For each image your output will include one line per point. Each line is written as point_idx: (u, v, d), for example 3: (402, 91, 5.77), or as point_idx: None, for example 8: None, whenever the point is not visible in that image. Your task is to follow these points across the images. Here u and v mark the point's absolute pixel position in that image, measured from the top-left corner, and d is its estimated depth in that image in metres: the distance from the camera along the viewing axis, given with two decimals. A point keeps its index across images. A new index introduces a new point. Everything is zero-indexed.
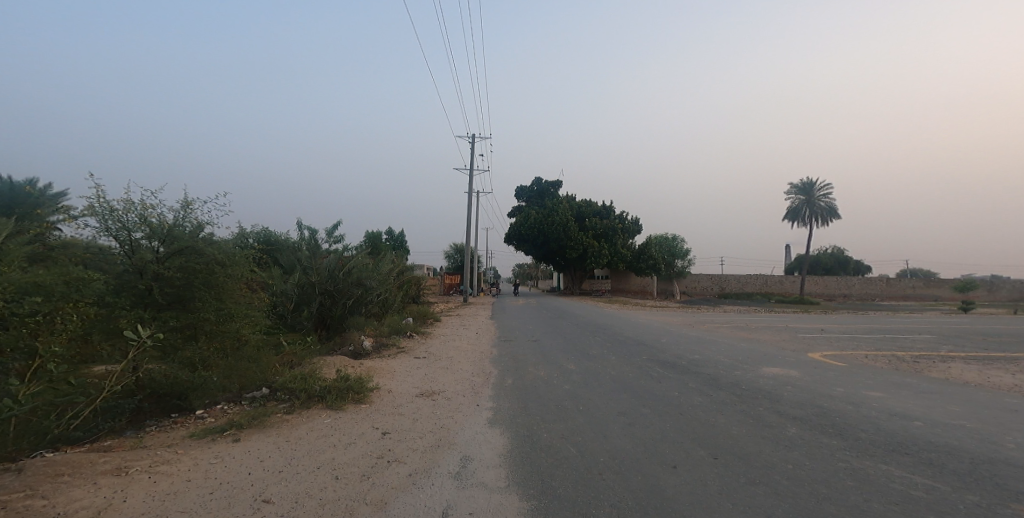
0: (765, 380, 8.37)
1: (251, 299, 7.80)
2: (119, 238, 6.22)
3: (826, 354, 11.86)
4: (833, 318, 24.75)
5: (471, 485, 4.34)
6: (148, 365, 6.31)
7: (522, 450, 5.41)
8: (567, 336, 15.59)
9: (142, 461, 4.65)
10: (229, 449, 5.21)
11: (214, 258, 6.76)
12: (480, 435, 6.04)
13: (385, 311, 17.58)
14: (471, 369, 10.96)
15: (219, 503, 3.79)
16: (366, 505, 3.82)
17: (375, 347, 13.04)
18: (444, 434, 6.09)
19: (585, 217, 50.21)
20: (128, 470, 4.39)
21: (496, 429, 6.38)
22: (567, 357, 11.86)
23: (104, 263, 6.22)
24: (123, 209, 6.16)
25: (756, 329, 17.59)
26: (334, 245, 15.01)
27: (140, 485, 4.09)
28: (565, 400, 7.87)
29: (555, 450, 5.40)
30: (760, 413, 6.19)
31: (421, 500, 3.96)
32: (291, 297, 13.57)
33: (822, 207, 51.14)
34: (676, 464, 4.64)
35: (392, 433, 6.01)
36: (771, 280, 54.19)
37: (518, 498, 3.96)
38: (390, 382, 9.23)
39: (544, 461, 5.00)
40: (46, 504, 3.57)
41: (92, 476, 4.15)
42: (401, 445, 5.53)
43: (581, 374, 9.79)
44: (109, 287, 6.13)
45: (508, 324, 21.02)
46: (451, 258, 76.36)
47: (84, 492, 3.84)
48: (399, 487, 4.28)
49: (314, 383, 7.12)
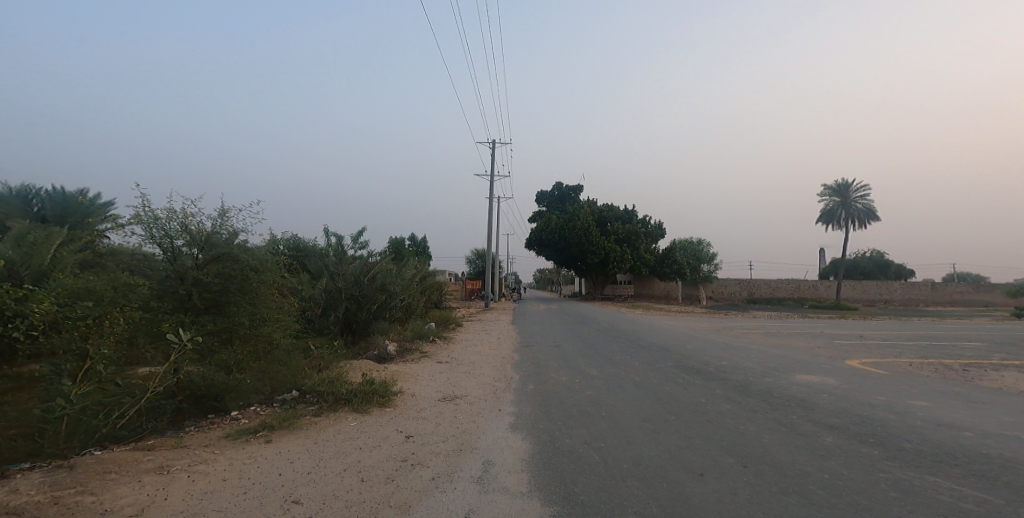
0: (800, 387, 8.13)
1: (282, 304, 7.95)
2: (162, 245, 6.48)
3: (866, 361, 11.44)
4: (877, 325, 23.88)
5: (493, 489, 4.33)
6: (187, 367, 6.50)
7: (544, 456, 5.37)
8: (589, 341, 15.48)
9: (182, 460, 4.77)
10: (261, 450, 5.31)
11: (248, 264, 6.92)
12: (502, 440, 6.02)
13: (408, 316, 17.74)
14: (494, 373, 10.96)
15: (251, 503, 3.86)
16: (390, 508, 3.84)
17: (399, 352, 13.16)
18: (465, 438, 6.08)
19: (606, 221, 49.77)
20: (170, 468, 4.51)
21: (518, 433, 6.37)
22: (589, 362, 11.78)
23: (148, 268, 6.47)
24: (166, 217, 6.41)
25: (789, 336, 17.14)
26: (359, 251, 15.26)
27: (179, 483, 4.19)
28: (588, 405, 7.80)
29: (577, 456, 5.35)
30: (793, 421, 6.02)
31: (443, 503, 3.96)
32: (319, 303, 14.04)
33: (860, 209, 49.69)
34: (703, 471, 4.56)
35: (415, 436, 6.05)
36: (806, 286, 52.77)
37: (539, 503, 3.94)
38: (414, 386, 9.32)
39: (567, 467, 4.95)
40: (95, 501, 3.69)
41: (137, 474, 4.28)
42: (425, 449, 5.56)
43: (604, 380, 9.71)
44: (153, 292, 6.37)
45: (531, 329, 21.01)
46: (473, 264, 77.15)
47: (130, 489, 3.96)
48: (422, 491, 4.29)
49: (340, 386, 7.21)
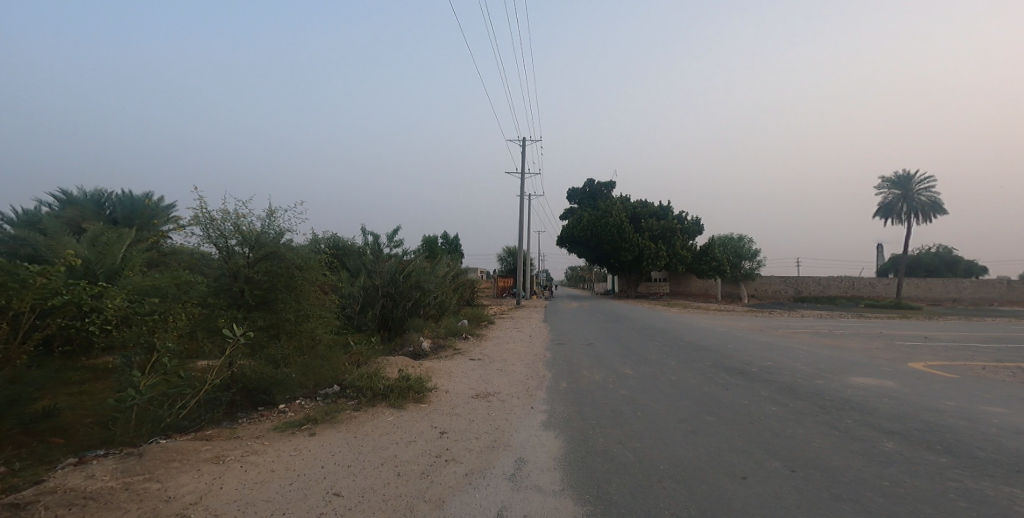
0: (855, 390, 7.77)
1: (324, 301, 8.19)
2: (218, 244, 6.84)
3: (930, 364, 10.82)
4: (941, 325, 22.56)
5: (525, 487, 4.30)
6: (240, 361, 6.78)
7: (577, 455, 5.32)
8: (623, 340, 15.26)
9: (235, 451, 4.96)
10: (306, 442, 5.46)
11: (293, 262, 7.17)
12: (534, 438, 5.99)
13: (442, 314, 17.93)
14: (527, 371, 10.94)
15: (296, 494, 3.96)
16: (424, 503, 3.86)
17: (433, 349, 13.33)
18: (498, 435, 6.07)
19: (639, 218, 48.87)
20: (225, 458, 4.72)
21: (551, 431, 6.32)
22: (623, 361, 11.62)
23: (206, 267, 6.83)
24: (221, 218, 6.77)
25: (843, 336, 16.40)
26: (395, 249, 15.53)
27: (233, 472, 4.39)
28: (623, 405, 7.67)
29: (611, 456, 5.26)
30: (848, 425, 5.75)
31: (476, 500, 3.97)
32: (358, 300, 14.31)
33: (924, 201, 47.24)
34: (746, 475, 4.41)
35: (449, 432, 6.08)
36: (860, 283, 50.38)
37: (572, 502, 3.88)
38: (447, 382, 9.40)
39: (600, 467, 4.87)
40: (159, 488, 3.98)
41: (197, 463, 4.52)
42: (458, 445, 5.59)
43: (639, 379, 9.55)
44: (210, 289, 6.72)
45: (564, 326, 20.90)
46: (505, 261, 77.38)
47: (190, 477, 4.22)
48: (456, 487, 4.30)
49: (378, 382, 7.32)
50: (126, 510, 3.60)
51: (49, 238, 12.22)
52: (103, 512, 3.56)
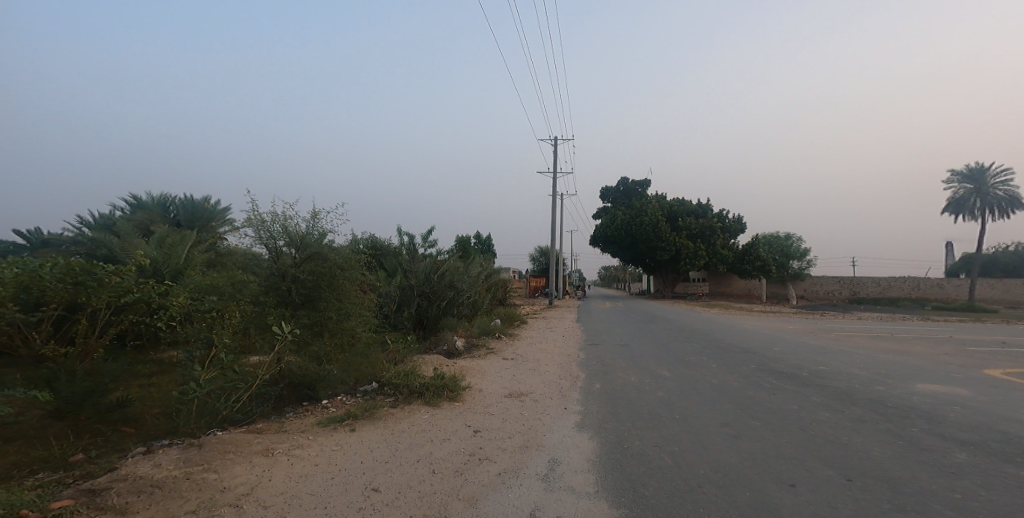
0: (919, 397, 7.35)
1: (364, 300, 8.40)
2: (267, 245, 7.15)
3: (1007, 371, 10.12)
4: (1015, 330, 21.07)
5: (558, 488, 4.27)
6: (287, 357, 7.03)
7: (612, 457, 5.24)
8: (660, 341, 14.97)
9: (283, 444, 5.14)
10: (347, 437, 5.59)
11: (335, 262, 7.40)
12: (567, 439, 5.94)
13: (475, 313, 18.06)
14: (559, 371, 10.89)
15: (337, 488, 4.07)
16: (458, 501, 3.89)
17: (466, 348, 13.42)
18: (531, 435, 6.04)
19: (676, 216, 47.98)
20: (273, 451, 4.90)
21: (585, 432, 6.26)
22: (660, 363, 11.40)
23: (256, 267, 7.17)
24: (270, 220, 7.08)
25: (906, 340, 15.53)
26: (429, 249, 15.75)
27: (280, 465, 4.55)
28: (661, 407, 7.52)
29: (648, 459, 5.16)
30: (912, 434, 5.45)
31: (510, 499, 3.97)
32: (394, 299, 14.56)
33: (1001, 197, 44.51)
34: (795, 482, 4.24)
35: (483, 431, 6.10)
36: (926, 284, 47.13)
37: (607, 505, 3.83)
38: (481, 382, 9.44)
39: (637, 470, 4.77)
40: (216, 478, 4.17)
41: (248, 455, 4.71)
42: (492, 444, 5.59)
43: (677, 381, 9.34)
44: (261, 288, 7.05)
45: (599, 327, 20.68)
46: (538, 260, 77.32)
47: (243, 468, 4.40)
48: (490, 486, 4.30)
49: (414, 379, 7.42)
50: (187, 499, 3.80)
51: (121, 239, 13.07)
52: (166, 500, 3.78)
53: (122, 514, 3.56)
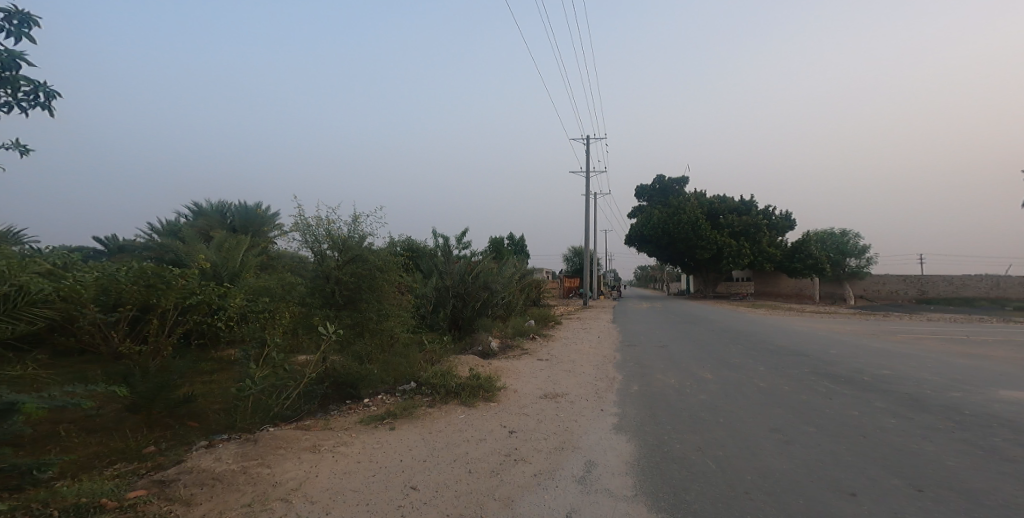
0: (999, 405, 6.83)
1: (402, 301, 8.48)
2: (312, 249, 7.33)
3: None
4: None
5: (595, 491, 4.17)
6: (332, 357, 7.18)
7: (652, 460, 5.09)
8: (701, 342, 14.53)
9: (329, 441, 5.24)
10: (387, 436, 5.65)
11: (375, 265, 7.50)
12: (605, 441, 5.81)
13: (510, 314, 18.04)
14: (595, 372, 10.72)
15: (377, 486, 4.11)
16: (494, 501, 3.88)
17: (501, 348, 13.40)
18: (567, 437, 5.94)
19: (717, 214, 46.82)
20: (320, 447, 5.00)
21: (622, 435, 6.11)
22: (701, 365, 11.05)
23: (302, 269, 7.37)
24: (315, 224, 7.26)
25: (980, 343, 14.49)
26: (463, 251, 15.83)
27: (326, 461, 4.64)
28: (704, 411, 7.27)
29: (689, 463, 4.98)
30: (992, 444, 5.07)
31: (546, 501, 3.91)
32: (430, 300, 14.71)
33: None
34: (855, 491, 4.00)
35: (518, 432, 6.05)
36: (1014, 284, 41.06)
37: (646, 509, 3.71)
38: (516, 382, 9.38)
39: (676, 474, 4.62)
40: (269, 472, 4.29)
41: (297, 451, 4.83)
42: (527, 445, 5.53)
43: (721, 384, 9.02)
44: (307, 290, 7.24)
45: (637, 327, 20.27)
46: (571, 261, 76.72)
47: (293, 464, 4.51)
48: (525, 486, 4.25)
49: (451, 379, 7.42)
50: (243, 492, 3.92)
51: (186, 245, 13.78)
52: (225, 493, 3.92)
53: (186, 506, 3.73)
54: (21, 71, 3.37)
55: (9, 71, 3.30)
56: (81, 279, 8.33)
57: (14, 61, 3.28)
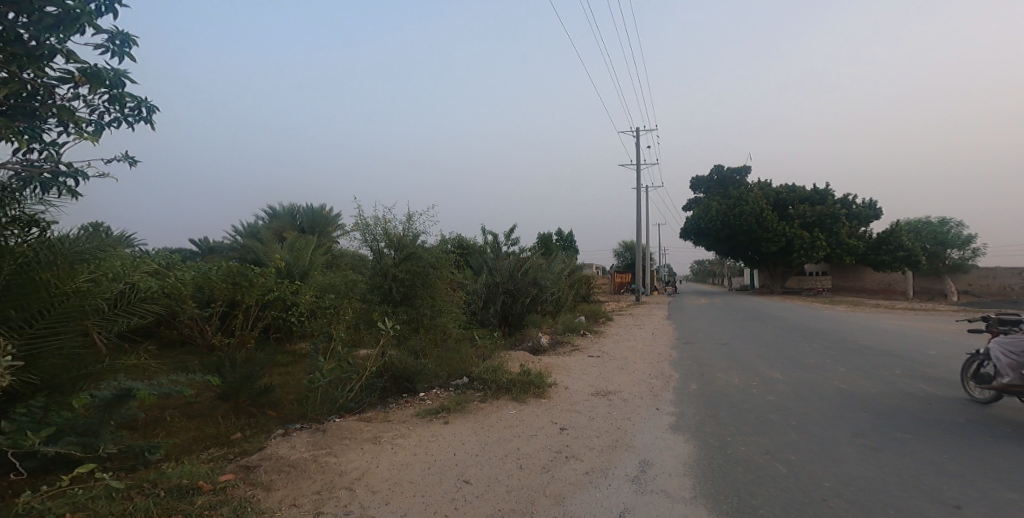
0: None
1: (455, 298, 8.50)
2: (372, 248, 7.53)
3: None
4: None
5: (651, 491, 3.94)
6: (390, 351, 7.28)
7: (713, 461, 4.77)
8: (767, 341, 13.70)
9: (388, 433, 5.29)
10: (441, 429, 5.64)
11: (428, 262, 7.56)
12: (661, 440, 5.52)
13: (559, 310, 17.79)
14: (650, 370, 10.31)
15: (431, 479, 4.08)
16: (544, 498, 3.75)
17: (551, 344, 13.20)
18: (621, 435, 5.69)
19: (786, 203, 44.26)
20: (380, 439, 5.05)
21: (680, 435, 5.79)
22: (767, 364, 10.38)
23: (363, 268, 7.60)
24: (374, 224, 7.46)
25: None
26: (512, 247, 15.76)
27: (386, 453, 4.68)
28: (773, 413, 6.78)
29: (756, 466, 4.63)
30: None
31: (598, 499, 3.74)
32: (480, 296, 14.74)
33: None
34: (956, 504, 3.55)
35: (569, 429, 5.86)
36: None
37: (707, 512, 3.45)
38: (567, 379, 9.16)
39: (741, 477, 4.30)
40: (336, 461, 4.36)
41: (360, 441, 4.89)
42: (579, 442, 5.33)
43: (790, 385, 8.41)
44: (368, 287, 7.44)
45: (695, 325, 19.44)
46: (622, 255, 75.27)
47: (357, 454, 4.57)
48: (576, 484, 4.09)
49: (502, 375, 7.30)
50: (313, 480, 4.00)
51: (265, 245, 14.57)
52: (298, 479, 4.01)
53: (267, 490, 3.84)
54: (125, 88, 4.01)
55: (117, 88, 3.93)
56: (181, 277, 9.13)
57: (120, 79, 3.92)
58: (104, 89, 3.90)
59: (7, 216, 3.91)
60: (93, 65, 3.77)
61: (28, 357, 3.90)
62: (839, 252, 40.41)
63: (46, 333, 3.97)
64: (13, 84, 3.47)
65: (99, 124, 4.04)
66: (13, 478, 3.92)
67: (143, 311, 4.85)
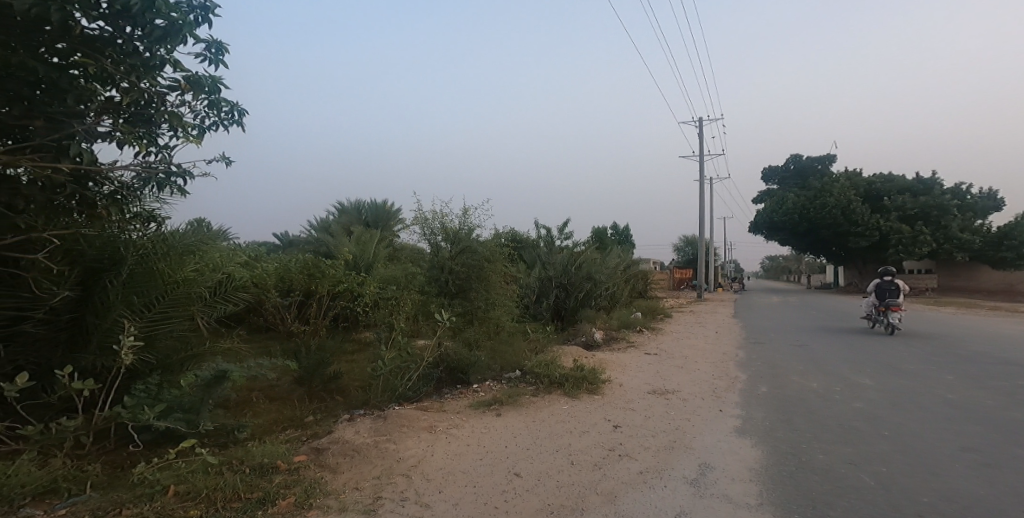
0: None
1: (508, 291, 8.53)
2: (430, 242, 7.74)
3: None
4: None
5: (711, 495, 3.68)
6: (446, 343, 7.32)
7: (785, 468, 4.39)
8: (846, 344, 12.61)
9: (443, 423, 5.30)
10: (493, 421, 5.58)
11: (482, 255, 7.70)
12: (724, 443, 5.17)
13: (614, 305, 17.31)
14: (713, 370, 9.77)
15: (483, 470, 4.03)
16: (596, 495, 3.59)
17: (605, 340, 12.86)
18: (679, 436, 5.39)
19: (881, 194, 40.75)
20: (435, 428, 5.07)
21: (747, 438, 5.40)
22: (848, 369, 9.53)
23: (422, 261, 7.85)
24: (432, 219, 7.68)
25: None
26: (565, 241, 15.49)
27: (441, 442, 4.69)
28: (857, 421, 6.18)
29: (835, 476, 4.21)
30: None
31: (653, 500, 3.53)
32: (534, 290, 14.58)
33: None
34: None
35: (624, 427, 5.62)
36: None
37: None
38: (623, 376, 8.85)
39: (818, 486, 3.92)
40: (394, 448, 4.41)
41: (416, 430, 4.93)
42: (634, 441, 5.10)
43: (876, 393, 7.65)
44: (427, 281, 7.68)
45: (765, 324, 18.26)
46: (685, 251, 72.48)
47: (414, 442, 4.61)
48: (630, 483, 3.89)
49: (555, 370, 7.05)
50: (374, 465, 4.06)
51: (334, 238, 15.33)
52: (360, 464, 4.09)
53: (334, 473, 3.94)
54: (221, 93, 4.23)
55: (214, 94, 4.17)
56: (267, 268, 9.86)
57: (217, 85, 4.14)
58: (204, 95, 4.14)
59: (130, 212, 4.33)
60: (195, 73, 4.01)
61: (146, 337, 4.30)
62: (949, 248, 35.96)
63: (159, 317, 4.32)
64: (132, 93, 3.76)
65: (201, 127, 4.31)
66: (132, 449, 4.27)
67: (236, 299, 5.15)
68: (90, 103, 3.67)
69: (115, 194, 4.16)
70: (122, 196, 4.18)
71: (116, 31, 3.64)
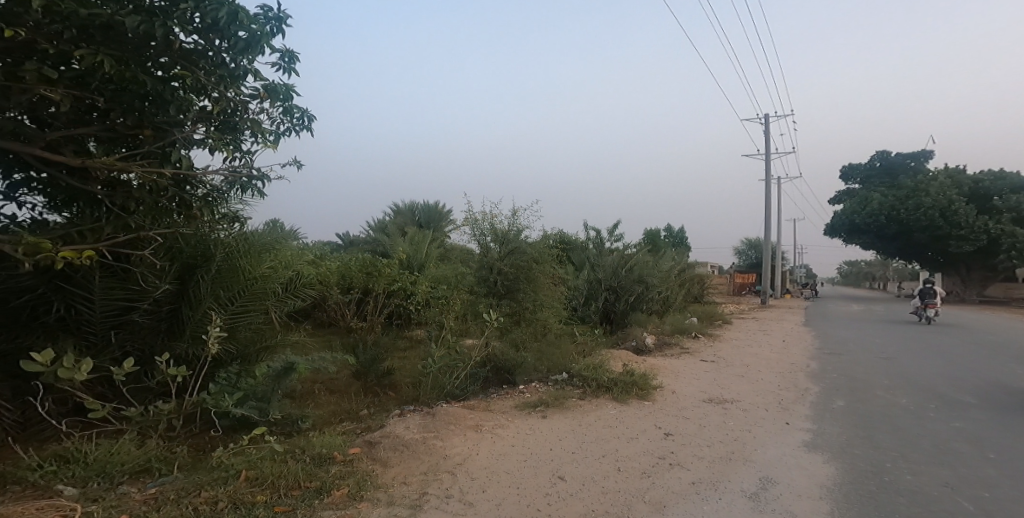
0: None
1: (555, 292, 8.45)
2: (480, 242, 7.83)
3: None
4: None
5: (772, 510, 3.39)
6: (494, 342, 7.32)
7: (861, 487, 3.98)
8: (934, 358, 11.41)
9: (489, 422, 5.26)
10: (538, 423, 5.48)
11: (529, 256, 7.72)
12: (788, 458, 4.78)
13: (666, 309, 16.67)
14: (777, 381, 9.13)
15: (528, 472, 3.94)
16: (644, 503, 3.41)
17: (658, 346, 12.36)
18: (738, 448, 5.04)
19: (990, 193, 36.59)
20: (482, 427, 5.04)
21: (816, 454, 4.97)
22: (938, 386, 8.59)
23: (472, 261, 7.95)
24: (481, 220, 7.76)
25: None
26: (615, 243, 15.04)
27: (486, 442, 4.65)
28: (948, 441, 5.52)
29: (923, 499, 3.76)
30: None
31: (706, 512, 3.30)
32: (582, 292, 14.21)
33: None
34: None
35: (675, 435, 5.33)
36: None
37: None
38: (677, 383, 8.44)
39: (901, 509, 3.51)
40: (441, 445, 4.42)
41: (462, 428, 4.92)
42: (687, 450, 4.82)
43: (972, 412, 6.83)
44: (476, 280, 7.77)
45: (839, 334, 16.91)
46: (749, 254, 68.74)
47: (461, 441, 4.60)
48: (681, 493, 3.67)
49: (603, 374, 6.80)
50: (421, 461, 4.09)
51: (389, 238, 15.78)
52: (408, 459, 4.13)
53: (384, 466, 4.00)
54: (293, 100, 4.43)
55: (287, 101, 4.37)
56: (331, 266, 10.30)
57: (291, 93, 4.33)
58: (279, 102, 4.35)
59: (219, 212, 4.59)
60: (272, 81, 4.22)
61: (229, 329, 4.64)
62: None
63: (240, 311, 4.63)
64: (221, 103, 4.03)
65: (277, 133, 4.53)
66: (213, 434, 4.55)
67: (304, 294, 5.39)
68: (187, 112, 3.93)
69: (207, 196, 4.44)
70: (213, 198, 4.46)
71: (207, 45, 3.86)
